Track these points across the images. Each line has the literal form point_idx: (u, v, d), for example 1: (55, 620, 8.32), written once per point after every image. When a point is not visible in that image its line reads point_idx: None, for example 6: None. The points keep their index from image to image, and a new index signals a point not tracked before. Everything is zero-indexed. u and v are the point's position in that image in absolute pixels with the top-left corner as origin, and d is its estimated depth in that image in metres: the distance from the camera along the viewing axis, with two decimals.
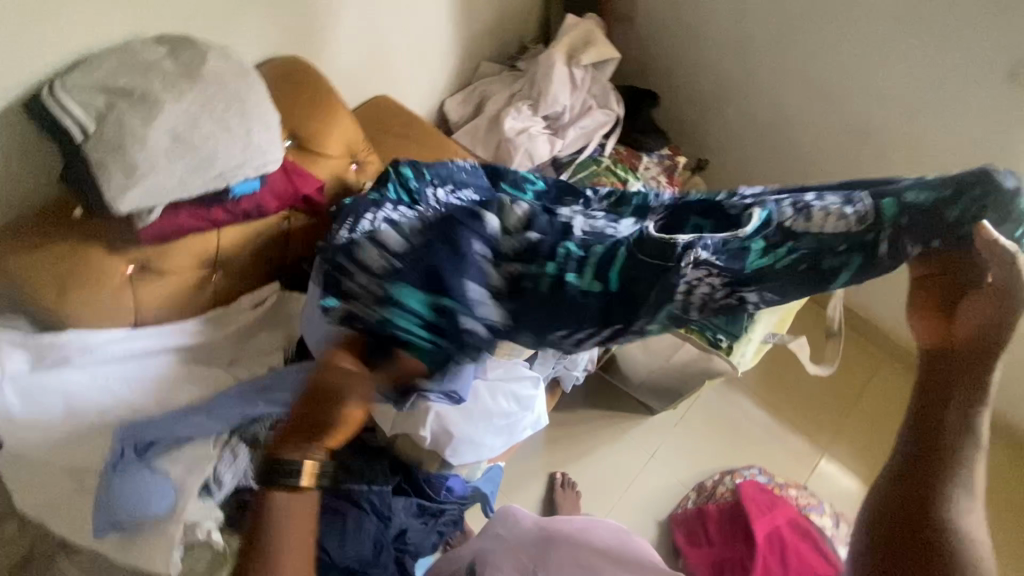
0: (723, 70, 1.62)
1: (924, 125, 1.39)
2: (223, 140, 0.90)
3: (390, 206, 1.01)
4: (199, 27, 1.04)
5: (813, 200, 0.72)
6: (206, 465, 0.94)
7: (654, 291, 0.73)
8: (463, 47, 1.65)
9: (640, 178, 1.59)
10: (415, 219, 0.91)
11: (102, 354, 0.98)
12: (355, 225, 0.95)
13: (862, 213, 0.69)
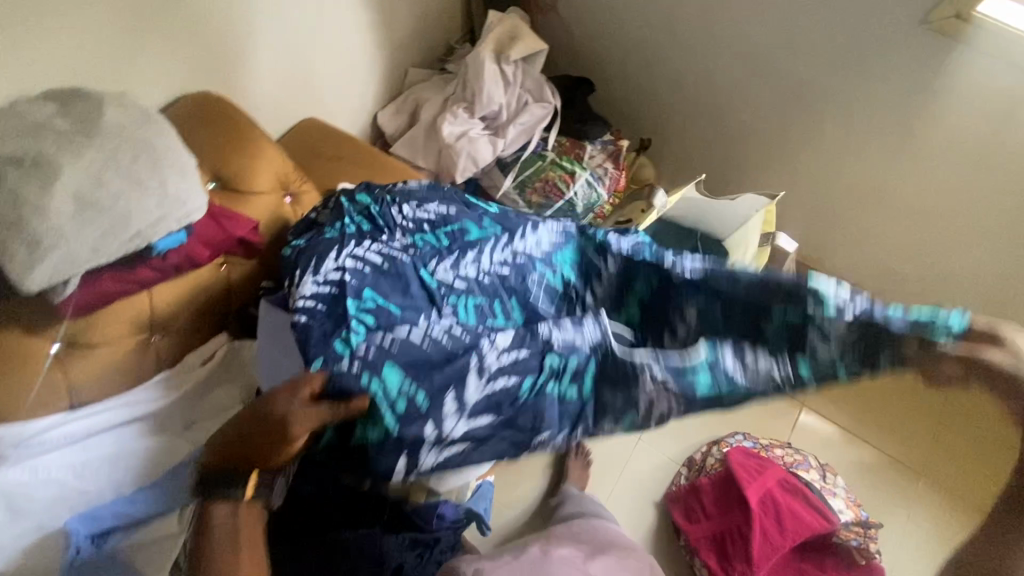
0: (652, 48, 1.61)
1: (849, 80, 1.41)
2: (136, 195, 0.83)
3: (354, 242, 0.98)
4: (89, 77, 0.95)
5: (751, 358, 0.82)
6: (172, 544, 0.93)
7: (620, 401, 0.83)
8: (387, 57, 1.60)
9: (587, 167, 1.58)
10: (396, 280, 0.94)
11: (40, 444, 0.91)
12: (320, 269, 0.93)
13: (786, 377, 0.81)
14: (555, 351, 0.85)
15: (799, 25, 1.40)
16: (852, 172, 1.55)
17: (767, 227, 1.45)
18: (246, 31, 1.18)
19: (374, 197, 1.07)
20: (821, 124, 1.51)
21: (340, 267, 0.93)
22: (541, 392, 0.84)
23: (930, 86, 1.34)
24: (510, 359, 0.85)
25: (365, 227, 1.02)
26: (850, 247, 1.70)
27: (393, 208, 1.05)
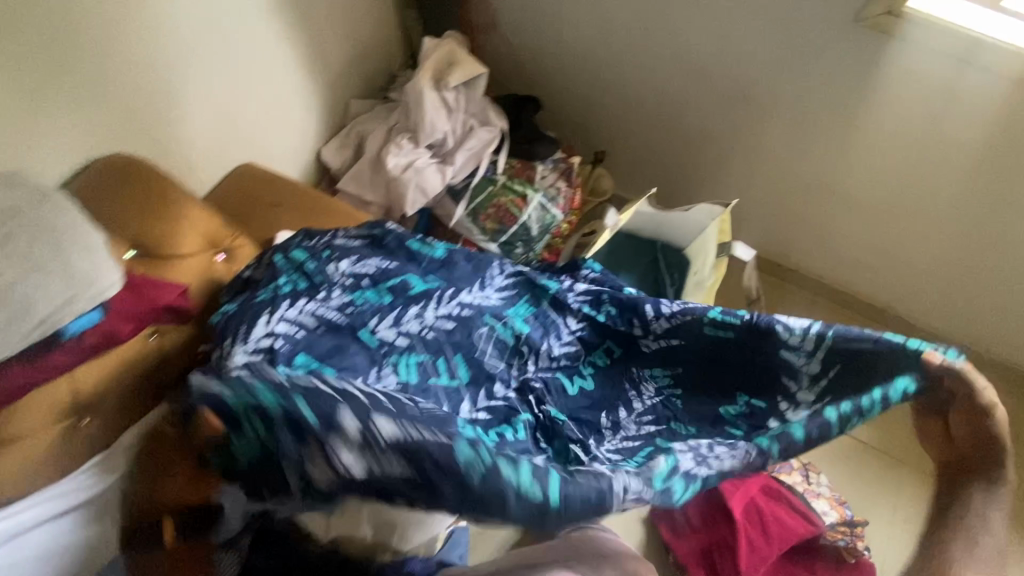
0: (595, 62, 1.59)
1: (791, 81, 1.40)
2: (37, 280, 0.76)
3: (286, 303, 0.94)
4: None
5: (709, 453, 0.82)
6: None
7: (582, 505, 0.71)
8: (323, 92, 1.54)
9: (539, 188, 1.55)
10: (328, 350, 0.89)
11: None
12: (248, 335, 0.89)
13: (746, 454, 0.78)
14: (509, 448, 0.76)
15: (738, 32, 1.38)
16: (804, 170, 1.55)
17: (724, 235, 1.44)
18: (162, 86, 1.13)
19: (310, 251, 1.03)
20: (770, 126, 1.50)
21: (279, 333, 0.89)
22: (496, 463, 0.69)
23: (870, 82, 1.33)
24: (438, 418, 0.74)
25: (300, 286, 0.97)
26: (811, 243, 1.70)
27: (330, 265, 1.01)
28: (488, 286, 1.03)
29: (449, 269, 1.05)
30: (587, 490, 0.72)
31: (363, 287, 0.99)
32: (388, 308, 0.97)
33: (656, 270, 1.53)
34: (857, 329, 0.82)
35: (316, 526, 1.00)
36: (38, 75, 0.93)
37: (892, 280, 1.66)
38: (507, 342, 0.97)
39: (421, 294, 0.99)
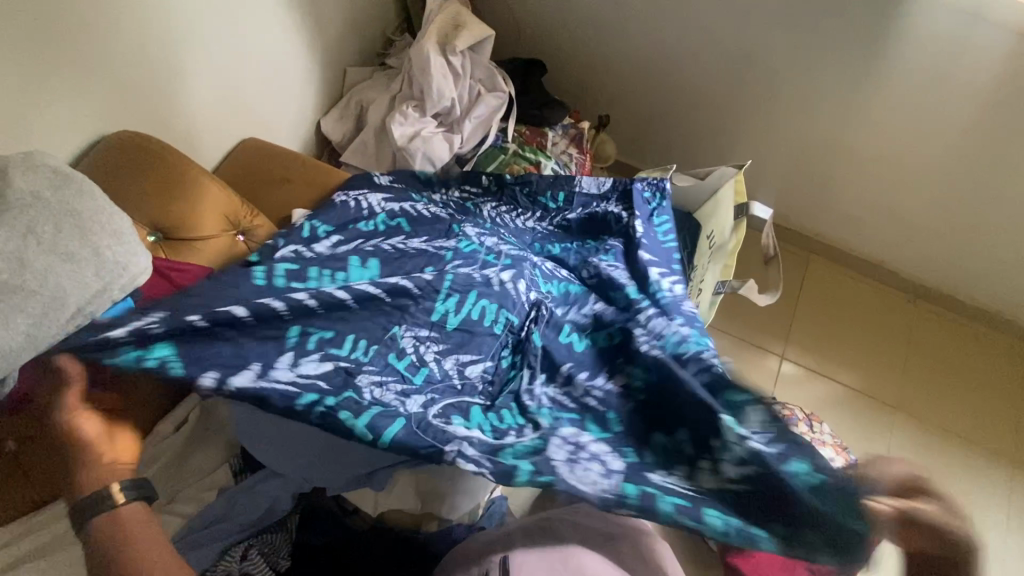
0: (596, 20, 1.61)
1: (792, 42, 1.46)
2: (66, 271, 0.73)
3: (468, 266, 1.04)
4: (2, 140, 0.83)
5: (597, 384, 0.89)
6: None
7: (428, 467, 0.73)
8: (321, 60, 1.46)
9: (551, 155, 1.51)
10: (387, 292, 0.93)
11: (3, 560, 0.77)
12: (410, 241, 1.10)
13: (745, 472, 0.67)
14: (475, 377, 0.92)
15: None
16: (816, 123, 1.58)
17: (741, 198, 1.41)
18: (178, 52, 1.08)
19: (522, 316, 1.00)
20: (780, 81, 1.54)
21: (374, 213, 1.16)
22: (445, 317, 0.95)
23: (873, 47, 1.39)
24: (436, 343, 0.93)
25: (466, 251, 1.08)
26: (815, 196, 1.75)
27: (512, 284, 1.02)
28: (473, 364, 0.93)
29: (543, 239, 1.26)
30: (569, 393, 0.89)
31: (448, 294, 0.97)
32: (484, 262, 1.06)
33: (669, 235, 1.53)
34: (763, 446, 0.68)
35: (365, 503, 1.01)
36: (64, 50, 0.88)
37: (890, 227, 1.73)
38: (508, 342, 0.98)
39: (512, 263, 1.07)
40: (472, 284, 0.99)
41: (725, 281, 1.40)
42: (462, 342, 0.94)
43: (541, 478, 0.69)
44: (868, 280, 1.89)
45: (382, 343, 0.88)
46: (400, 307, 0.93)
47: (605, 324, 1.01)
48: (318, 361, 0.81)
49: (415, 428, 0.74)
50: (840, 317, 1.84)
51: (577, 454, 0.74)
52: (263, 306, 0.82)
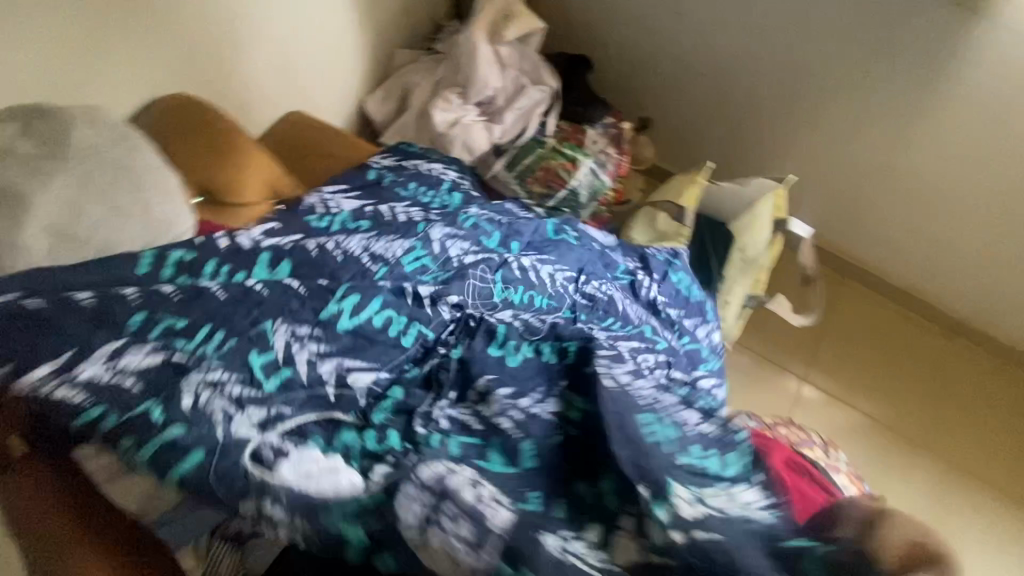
0: (649, 22, 1.62)
1: (848, 57, 1.44)
2: (116, 224, 0.76)
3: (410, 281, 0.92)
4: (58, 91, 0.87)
5: (511, 407, 0.82)
6: None
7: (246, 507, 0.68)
8: (371, 39, 1.48)
9: (589, 153, 1.50)
10: (308, 292, 0.84)
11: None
12: (363, 237, 0.95)
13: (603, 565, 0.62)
14: (373, 387, 0.82)
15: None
16: (865, 140, 1.54)
17: (780, 212, 1.41)
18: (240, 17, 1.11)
19: (441, 327, 0.90)
20: (833, 94, 1.50)
21: (341, 212, 1.02)
22: (337, 321, 0.83)
23: (933, 68, 1.36)
24: (316, 348, 0.80)
25: (431, 266, 0.95)
26: (858, 221, 1.69)
27: (445, 297, 0.92)
28: (358, 373, 0.82)
29: (512, 228, 1.09)
30: (461, 420, 0.82)
31: (337, 297, 0.85)
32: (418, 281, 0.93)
33: (698, 243, 1.45)
34: (690, 515, 0.65)
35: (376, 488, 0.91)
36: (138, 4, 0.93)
37: (935, 261, 1.66)
38: (424, 339, 0.89)
39: (446, 281, 0.94)
40: (381, 291, 0.88)
41: (753, 294, 1.44)
42: (355, 349, 0.83)
43: (383, 560, 0.64)
44: (904, 312, 1.78)
45: (246, 338, 0.77)
46: (283, 304, 0.82)
47: (536, 334, 0.92)
48: (147, 352, 0.71)
49: (216, 469, 0.66)
50: (875, 347, 1.73)
51: (432, 497, 0.65)
52: (127, 299, 0.74)
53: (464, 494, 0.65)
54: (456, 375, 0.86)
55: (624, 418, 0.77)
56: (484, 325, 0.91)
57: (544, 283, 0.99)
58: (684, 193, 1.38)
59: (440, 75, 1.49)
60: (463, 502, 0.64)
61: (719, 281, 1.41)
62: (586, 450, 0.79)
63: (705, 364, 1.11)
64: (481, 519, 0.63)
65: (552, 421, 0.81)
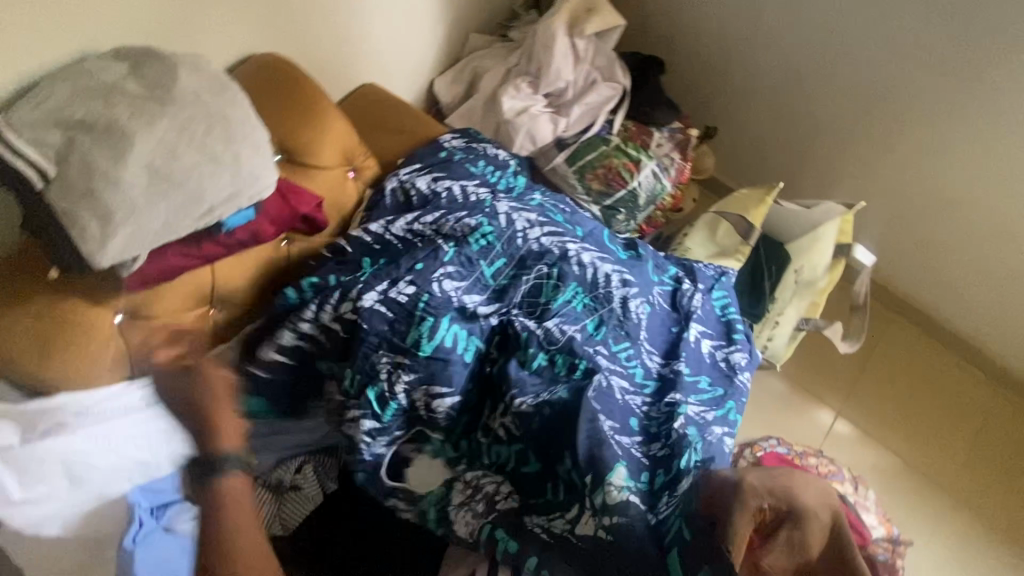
0: (728, 30, 1.59)
1: (934, 84, 1.39)
2: (208, 170, 0.78)
3: (447, 270, 0.95)
4: (165, 36, 0.92)
5: (526, 406, 0.86)
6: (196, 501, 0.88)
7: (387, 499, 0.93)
8: (449, 19, 1.49)
9: (653, 155, 1.49)
10: (387, 303, 0.91)
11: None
12: (412, 218, 1.01)
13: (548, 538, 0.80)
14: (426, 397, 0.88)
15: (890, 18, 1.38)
16: (942, 172, 1.47)
17: (843, 236, 1.38)
18: None
19: (494, 328, 0.94)
20: (914, 120, 1.45)
21: (422, 194, 1.06)
22: (416, 343, 0.89)
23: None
24: (398, 359, 0.89)
25: (490, 244, 0.98)
26: (923, 258, 1.62)
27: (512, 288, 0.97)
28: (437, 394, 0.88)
29: (577, 217, 1.10)
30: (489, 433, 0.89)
31: (407, 306, 0.91)
32: (482, 279, 0.97)
33: (753, 261, 1.40)
34: (618, 498, 0.77)
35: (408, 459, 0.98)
36: None
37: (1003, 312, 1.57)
38: (477, 350, 0.92)
39: (500, 291, 0.97)
40: (449, 307, 0.91)
41: (808, 318, 1.40)
42: (412, 356, 0.89)
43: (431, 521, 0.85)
44: (956, 359, 1.69)
45: (364, 373, 0.89)
46: (382, 333, 0.90)
47: (554, 346, 0.92)
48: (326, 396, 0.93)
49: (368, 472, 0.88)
50: (924, 391, 1.65)
51: (472, 488, 0.85)
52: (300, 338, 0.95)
53: (485, 485, 0.86)
54: (494, 377, 0.91)
55: (595, 420, 0.84)
56: (511, 338, 0.93)
57: (599, 281, 1.00)
58: (753, 207, 1.36)
59: (512, 61, 1.50)
60: (488, 489, 0.85)
61: (772, 301, 1.38)
62: (548, 442, 0.85)
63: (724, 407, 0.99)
64: (492, 500, 0.85)
65: (552, 405, 0.86)
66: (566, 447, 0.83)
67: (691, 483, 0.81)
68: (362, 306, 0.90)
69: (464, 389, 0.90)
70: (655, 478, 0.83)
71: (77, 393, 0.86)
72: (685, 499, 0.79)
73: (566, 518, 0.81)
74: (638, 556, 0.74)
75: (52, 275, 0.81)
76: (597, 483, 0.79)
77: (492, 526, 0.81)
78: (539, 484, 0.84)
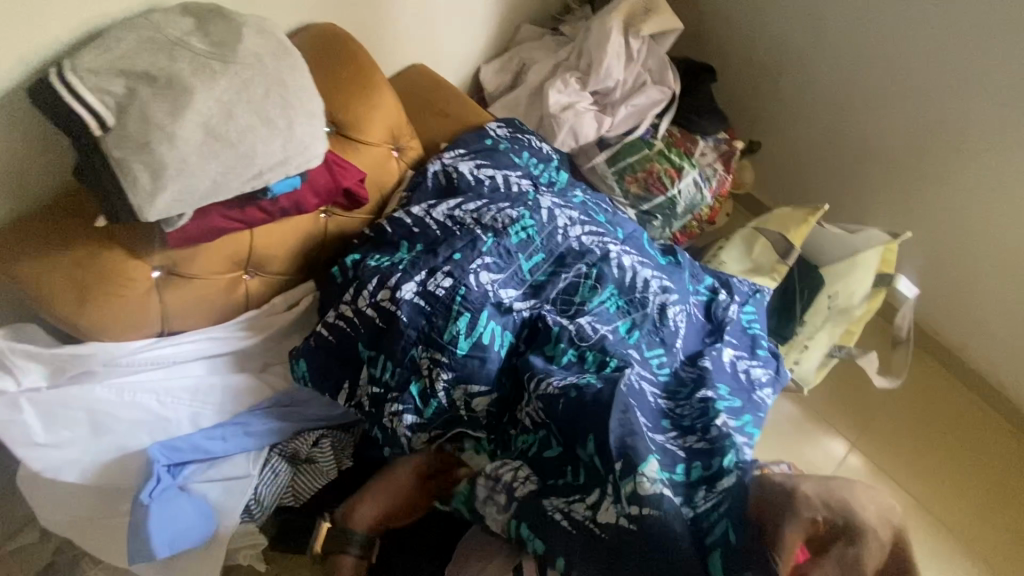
0: (785, 44, 1.55)
1: (999, 120, 1.31)
2: (262, 133, 0.77)
3: (483, 261, 0.93)
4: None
5: (556, 385, 0.84)
6: (223, 464, 0.90)
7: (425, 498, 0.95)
8: (504, 7, 1.47)
9: (696, 164, 1.46)
10: (425, 296, 0.90)
11: (24, 351, 0.82)
12: (452, 203, 1.00)
13: (576, 528, 0.77)
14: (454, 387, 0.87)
15: (957, 46, 1.31)
16: (994, 211, 1.40)
17: (884, 266, 1.34)
18: None
19: (526, 322, 0.93)
20: (970, 155, 1.38)
21: (463, 179, 1.05)
22: (455, 340, 0.87)
23: None
24: (436, 355, 0.88)
25: (532, 239, 0.97)
26: (960, 297, 1.56)
27: (550, 286, 0.96)
28: (473, 391, 0.87)
29: (616, 218, 1.08)
30: (521, 428, 0.89)
31: (441, 298, 0.89)
32: (518, 271, 0.95)
33: (786, 282, 1.39)
34: (648, 493, 0.73)
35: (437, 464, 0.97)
36: None
37: None
38: (510, 346, 0.92)
39: (537, 287, 0.96)
40: (486, 301, 0.90)
41: (842, 346, 1.36)
42: (445, 347, 0.88)
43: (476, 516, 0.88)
44: (982, 407, 1.63)
45: (404, 368, 0.89)
46: (420, 327, 0.89)
47: (586, 343, 0.90)
48: (366, 388, 0.91)
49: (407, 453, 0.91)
50: (947, 434, 1.60)
51: (494, 486, 0.85)
52: (330, 328, 0.92)
53: (503, 474, 0.85)
54: (523, 363, 0.90)
55: (627, 412, 0.80)
56: (540, 332, 0.92)
57: (636, 285, 0.99)
58: (794, 227, 1.33)
59: (562, 55, 1.47)
60: (503, 479, 0.85)
61: (802, 326, 1.35)
62: (574, 429, 0.82)
63: (742, 419, 0.93)
64: (512, 489, 0.83)
65: (579, 390, 0.83)
66: (592, 429, 0.80)
67: (732, 482, 0.77)
68: (400, 296, 0.89)
69: (499, 387, 0.90)
70: (691, 473, 0.80)
71: (111, 342, 0.86)
72: (727, 497, 0.75)
73: (585, 503, 0.79)
74: (677, 557, 0.71)
75: (96, 223, 0.80)
76: (625, 471, 0.75)
77: (516, 522, 0.81)
78: (557, 470, 0.84)
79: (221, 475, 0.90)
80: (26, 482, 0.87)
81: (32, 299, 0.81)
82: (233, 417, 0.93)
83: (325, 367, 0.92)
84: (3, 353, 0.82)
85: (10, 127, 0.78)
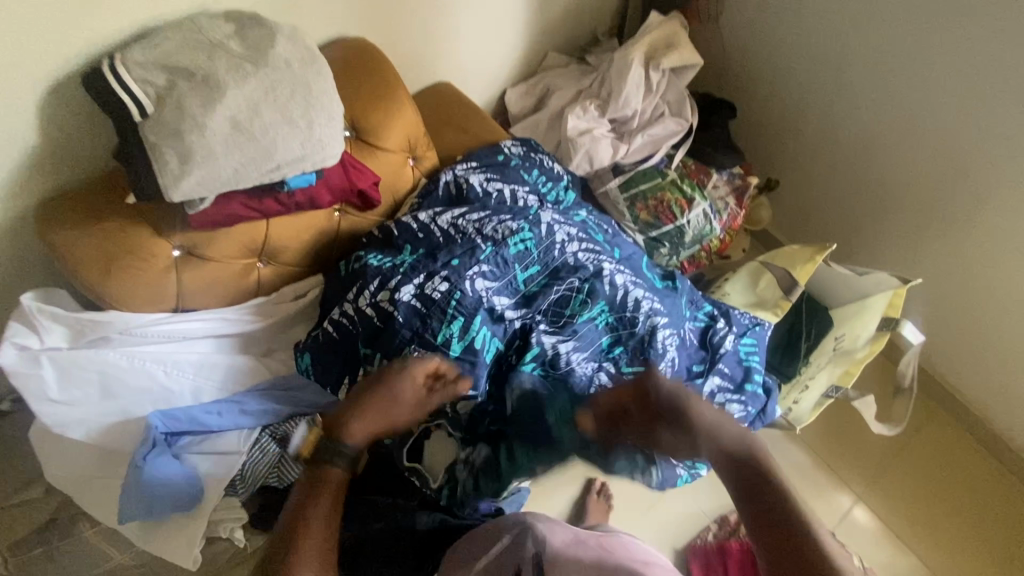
0: (806, 86, 1.58)
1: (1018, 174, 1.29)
2: (284, 130, 0.84)
3: (480, 269, 0.97)
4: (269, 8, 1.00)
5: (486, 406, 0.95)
6: (216, 439, 0.95)
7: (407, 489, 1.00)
8: (533, 35, 1.54)
9: (708, 196, 1.48)
10: (422, 298, 0.94)
11: (51, 313, 0.89)
12: (455, 212, 1.04)
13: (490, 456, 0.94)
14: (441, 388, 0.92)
15: (976, 97, 1.31)
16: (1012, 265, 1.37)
17: (892, 311, 1.31)
18: None
19: (513, 332, 0.96)
20: (990, 207, 1.36)
21: (472, 191, 1.10)
22: (448, 343, 0.91)
23: None
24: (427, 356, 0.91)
25: (530, 251, 1.00)
26: (977, 352, 1.51)
27: (544, 297, 0.98)
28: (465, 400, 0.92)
29: (617, 239, 1.11)
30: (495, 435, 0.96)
31: (435, 301, 0.93)
32: (513, 281, 0.98)
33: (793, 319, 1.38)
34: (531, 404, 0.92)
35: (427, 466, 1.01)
36: None
37: None
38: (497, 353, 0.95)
39: (530, 297, 0.99)
40: (479, 307, 0.93)
41: (839, 387, 1.33)
42: (436, 349, 0.91)
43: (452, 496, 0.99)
44: (999, 469, 1.56)
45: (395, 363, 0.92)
46: (414, 327, 0.92)
47: (556, 369, 0.96)
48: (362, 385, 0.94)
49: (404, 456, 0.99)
50: (958, 493, 1.53)
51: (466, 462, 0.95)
52: (333, 325, 0.96)
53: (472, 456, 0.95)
54: (506, 375, 0.96)
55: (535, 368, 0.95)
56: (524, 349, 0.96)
57: (627, 304, 1.01)
58: (801, 264, 1.32)
59: (585, 82, 1.53)
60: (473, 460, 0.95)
61: (805, 364, 1.34)
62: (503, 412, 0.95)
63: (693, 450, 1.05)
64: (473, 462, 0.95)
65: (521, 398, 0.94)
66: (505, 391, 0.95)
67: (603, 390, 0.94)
68: (399, 298, 0.93)
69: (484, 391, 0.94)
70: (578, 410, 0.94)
71: (128, 313, 0.92)
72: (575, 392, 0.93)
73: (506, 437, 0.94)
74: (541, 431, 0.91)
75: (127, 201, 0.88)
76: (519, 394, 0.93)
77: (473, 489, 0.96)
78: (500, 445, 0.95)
79: (214, 448, 0.95)
80: (36, 436, 0.93)
81: (64, 265, 0.88)
82: (231, 396, 0.99)
83: (322, 358, 0.96)
84: (31, 312, 0.89)
85: (62, 110, 0.86)
